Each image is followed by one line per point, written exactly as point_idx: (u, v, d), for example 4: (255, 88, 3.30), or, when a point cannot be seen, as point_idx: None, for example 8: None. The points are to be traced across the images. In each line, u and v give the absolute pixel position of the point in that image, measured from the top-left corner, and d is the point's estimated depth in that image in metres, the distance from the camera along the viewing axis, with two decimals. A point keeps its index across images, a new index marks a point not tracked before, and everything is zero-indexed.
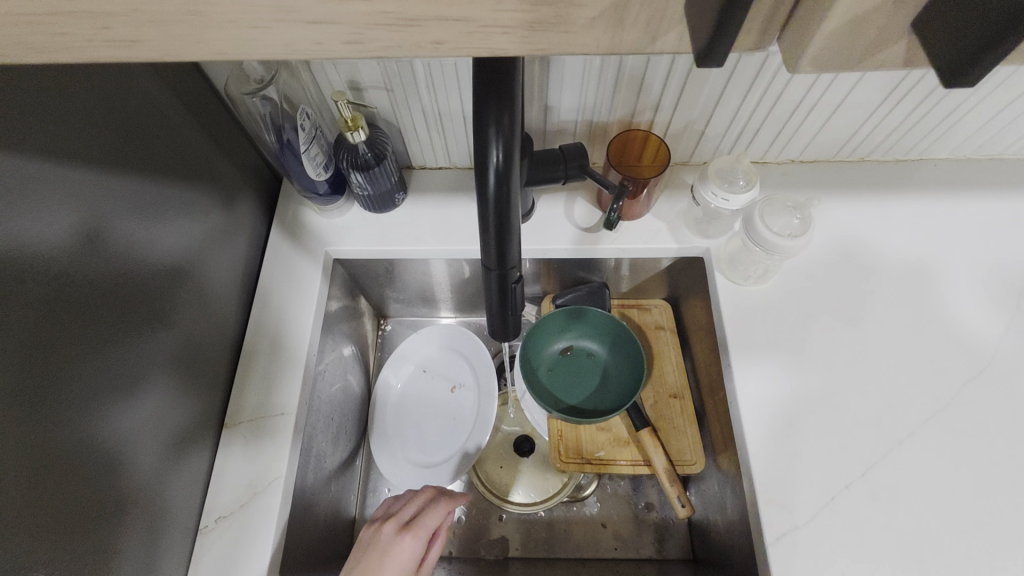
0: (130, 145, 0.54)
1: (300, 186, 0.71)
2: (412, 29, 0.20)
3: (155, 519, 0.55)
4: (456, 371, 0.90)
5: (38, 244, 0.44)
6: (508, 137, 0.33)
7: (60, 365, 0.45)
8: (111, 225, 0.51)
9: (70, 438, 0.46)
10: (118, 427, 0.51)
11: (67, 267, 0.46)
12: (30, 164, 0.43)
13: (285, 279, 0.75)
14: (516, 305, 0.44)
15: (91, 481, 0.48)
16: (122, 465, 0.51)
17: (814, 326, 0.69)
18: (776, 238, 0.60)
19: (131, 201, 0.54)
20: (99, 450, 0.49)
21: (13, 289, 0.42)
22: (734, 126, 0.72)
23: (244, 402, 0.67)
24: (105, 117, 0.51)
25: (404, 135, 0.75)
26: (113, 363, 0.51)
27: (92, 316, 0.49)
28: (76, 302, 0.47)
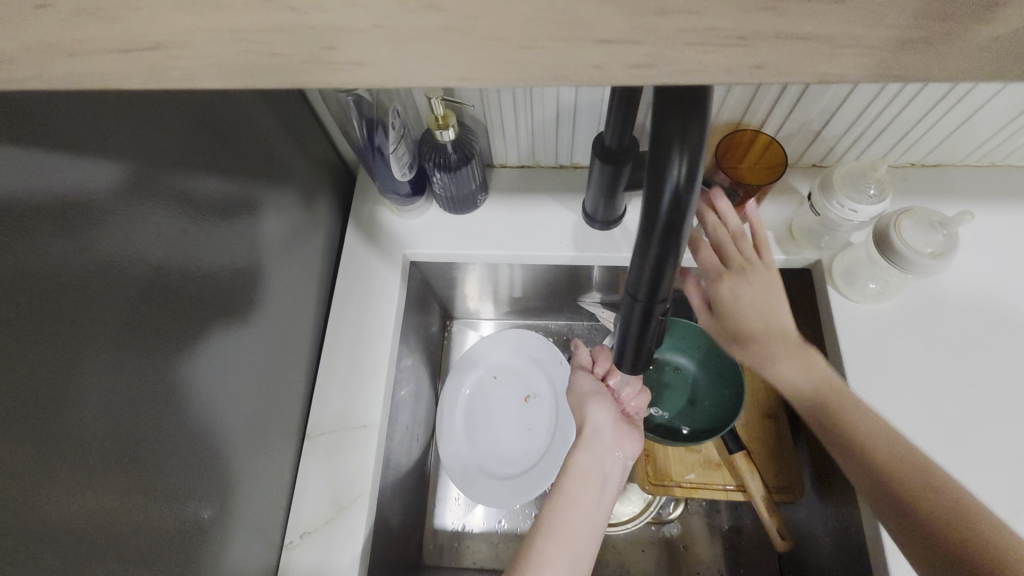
0: (217, 145, 0.52)
1: (381, 186, 0.68)
2: (738, 48, 0.17)
3: (242, 532, 0.53)
4: (529, 378, 0.86)
5: (141, 256, 0.42)
6: (695, 151, 0.28)
7: (151, 393, 0.42)
8: (201, 231, 0.49)
9: (162, 470, 0.43)
10: (210, 441, 0.49)
11: (157, 287, 0.43)
12: (118, 178, 0.40)
13: (363, 282, 0.72)
14: (658, 333, 0.39)
15: (185, 500, 0.46)
16: (209, 490, 0.49)
17: (941, 351, 0.62)
18: (916, 256, 0.54)
19: (219, 204, 0.52)
20: (187, 477, 0.46)
21: (106, 317, 0.38)
22: (856, 127, 0.64)
23: (323, 411, 0.64)
24: (185, 120, 0.48)
25: (489, 132, 0.70)
26: (198, 384, 0.48)
27: (186, 328, 0.47)
28: (173, 315, 0.45)
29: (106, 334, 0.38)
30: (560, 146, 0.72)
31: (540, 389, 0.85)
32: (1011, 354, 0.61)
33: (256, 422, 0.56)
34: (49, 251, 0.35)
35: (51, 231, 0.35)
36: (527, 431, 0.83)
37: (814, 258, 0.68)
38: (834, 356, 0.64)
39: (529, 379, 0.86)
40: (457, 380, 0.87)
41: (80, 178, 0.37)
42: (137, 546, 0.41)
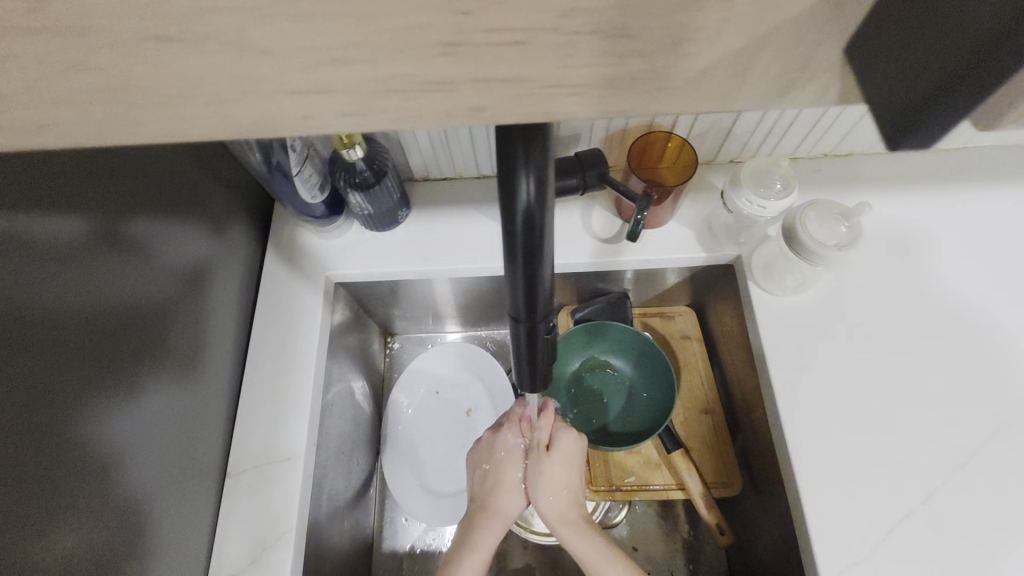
0: (110, 177, 0.49)
1: (293, 209, 0.65)
2: (443, 92, 0.16)
3: None
4: (471, 391, 0.85)
5: (9, 307, 0.39)
6: (540, 168, 0.27)
7: (41, 446, 0.40)
8: (92, 271, 0.46)
9: (65, 522, 0.41)
10: (112, 497, 0.46)
11: (46, 331, 0.41)
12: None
13: (285, 308, 0.69)
14: (550, 349, 0.38)
15: (82, 566, 0.43)
16: (125, 536, 0.47)
17: (859, 337, 0.63)
18: (820, 248, 0.55)
19: (117, 240, 0.49)
20: (95, 527, 0.44)
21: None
22: (765, 122, 0.65)
23: (246, 446, 0.61)
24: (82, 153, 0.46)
25: (405, 146, 0.69)
26: (109, 428, 0.46)
27: (78, 378, 0.43)
28: (59, 366, 0.42)
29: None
30: (480, 156, 0.71)
31: (483, 402, 0.84)
32: (922, 335, 0.63)
33: (181, 459, 0.54)
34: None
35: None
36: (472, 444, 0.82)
37: (734, 254, 0.69)
38: (759, 350, 0.65)
39: (472, 390, 0.85)
40: (399, 397, 0.84)
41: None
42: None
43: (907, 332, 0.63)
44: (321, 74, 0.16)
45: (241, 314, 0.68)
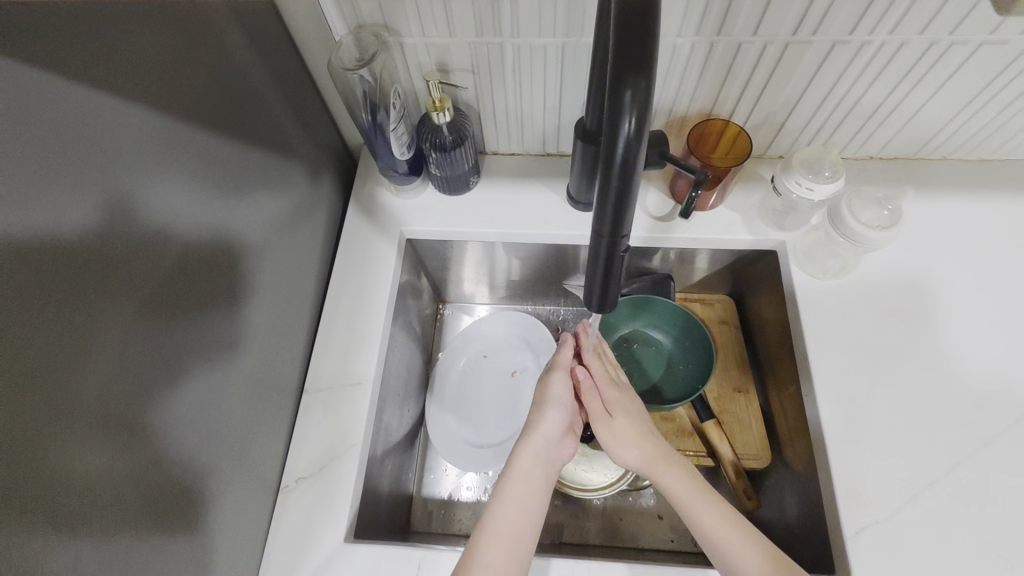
0: (230, 118, 0.57)
1: (381, 165, 0.73)
2: None
3: (239, 476, 0.58)
4: (516, 356, 0.91)
5: (154, 213, 0.46)
6: (642, 104, 0.34)
7: (165, 333, 0.47)
8: (207, 196, 0.54)
9: (160, 423, 0.47)
10: (207, 394, 0.53)
11: (162, 252, 0.47)
12: (139, 151, 0.44)
13: (362, 255, 0.77)
14: (619, 275, 0.45)
15: (182, 446, 0.50)
16: (201, 446, 0.52)
17: (893, 323, 0.67)
18: (863, 228, 0.60)
19: (226, 174, 0.57)
20: (182, 433, 0.50)
21: (119, 274, 0.42)
22: (817, 119, 0.71)
23: (321, 370, 0.69)
24: (202, 99, 0.52)
25: (483, 119, 0.76)
26: (196, 346, 0.51)
27: (189, 283, 0.51)
28: (179, 269, 0.49)
29: (121, 288, 0.42)
30: (548, 134, 0.78)
31: (528, 365, 0.90)
32: (956, 325, 0.67)
33: (249, 383, 0.60)
34: (74, 213, 0.38)
35: (76, 191, 0.39)
36: (514, 402, 0.88)
37: (779, 239, 0.73)
38: (797, 327, 0.70)
39: (518, 354, 0.91)
40: (451, 355, 0.92)
41: (101, 146, 0.41)
42: (133, 492, 0.44)
43: (940, 322, 0.67)
44: None
45: (315, 258, 0.76)
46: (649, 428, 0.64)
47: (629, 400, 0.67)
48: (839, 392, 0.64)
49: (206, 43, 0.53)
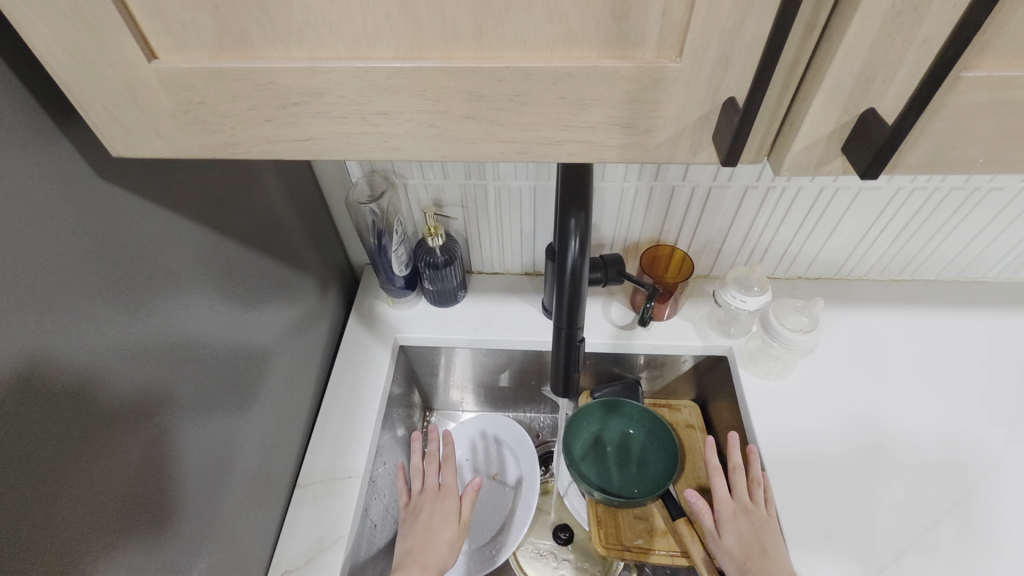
0: (259, 239, 0.69)
1: (382, 280, 0.85)
2: (511, 144, 0.32)
3: (229, 566, 0.60)
4: (494, 459, 0.95)
5: (190, 315, 0.55)
6: (582, 230, 0.47)
7: (182, 417, 0.54)
8: (232, 302, 0.63)
9: (160, 516, 0.51)
10: (209, 478, 0.58)
11: (186, 357, 0.55)
12: (181, 273, 0.54)
13: (358, 360, 0.86)
14: (577, 362, 0.54)
15: (182, 528, 0.54)
16: (196, 543, 0.55)
17: (833, 421, 0.76)
18: (788, 332, 0.71)
19: (250, 284, 0.67)
20: (179, 528, 0.53)
21: (147, 378, 0.49)
22: (747, 246, 0.85)
23: (314, 465, 0.74)
24: (237, 233, 0.64)
25: (470, 244, 0.90)
26: (200, 446, 0.57)
27: (209, 375, 0.59)
28: (202, 362, 0.57)
29: (155, 373, 0.50)
30: (525, 256, 0.92)
31: (507, 463, 0.94)
32: (886, 420, 0.75)
33: (248, 475, 0.65)
34: (134, 308, 0.48)
35: (130, 304, 0.47)
36: (495, 500, 0.91)
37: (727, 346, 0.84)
38: (749, 424, 0.77)
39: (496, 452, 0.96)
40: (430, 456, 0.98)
41: (153, 268, 0.50)
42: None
43: (872, 422, 0.75)
44: (466, 148, 0.33)
45: (314, 362, 0.84)
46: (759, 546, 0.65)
47: (756, 517, 0.68)
48: (790, 484, 0.70)
49: (247, 184, 0.66)
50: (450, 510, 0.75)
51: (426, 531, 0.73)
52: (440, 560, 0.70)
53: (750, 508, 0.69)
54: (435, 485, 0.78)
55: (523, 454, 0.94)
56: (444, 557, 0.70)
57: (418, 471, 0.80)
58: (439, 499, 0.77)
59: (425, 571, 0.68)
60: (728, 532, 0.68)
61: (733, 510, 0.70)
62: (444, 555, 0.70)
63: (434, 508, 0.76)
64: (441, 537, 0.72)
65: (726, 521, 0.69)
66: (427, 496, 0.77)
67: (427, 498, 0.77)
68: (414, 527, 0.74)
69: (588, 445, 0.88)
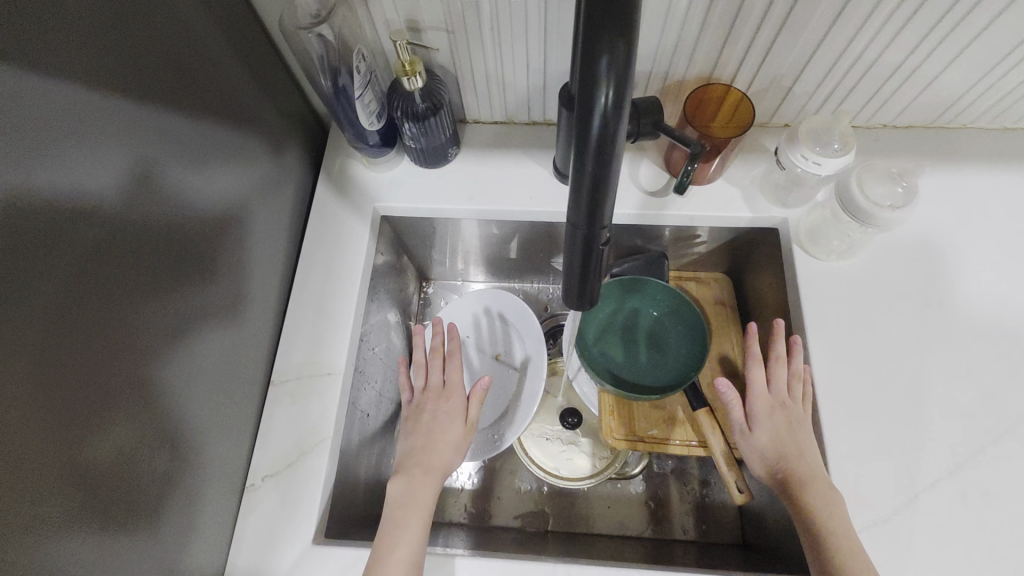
0: (181, 78, 0.50)
1: (349, 136, 0.67)
2: None
3: (204, 470, 0.54)
4: (496, 339, 0.87)
5: (99, 182, 0.41)
6: (620, 73, 0.29)
7: (117, 313, 0.43)
8: (163, 162, 0.48)
9: (119, 429, 0.43)
10: (169, 378, 0.49)
11: (113, 244, 0.42)
12: (77, 132, 0.39)
13: (331, 235, 0.72)
14: (600, 271, 0.39)
15: (144, 433, 0.46)
16: (162, 447, 0.48)
17: (902, 311, 0.63)
18: (874, 209, 0.55)
19: (184, 139, 0.51)
20: (145, 438, 0.46)
21: (49, 271, 0.37)
22: (828, 83, 0.64)
23: (289, 360, 0.65)
24: (154, 75, 0.47)
25: (461, 84, 0.70)
26: (157, 346, 0.47)
27: (146, 257, 0.46)
28: (133, 241, 0.44)
29: (59, 261, 0.38)
30: (533, 99, 0.71)
31: (511, 348, 0.86)
32: (967, 313, 0.62)
33: (216, 372, 0.56)
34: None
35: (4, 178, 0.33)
36: (496, 385, 0.84)
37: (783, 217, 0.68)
38: (797, 314, 0.65)
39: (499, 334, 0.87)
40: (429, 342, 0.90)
41: (27, 123, 0.35)
42: (91, 506, 0.41)
43: (951, 313, 0.62)
44: None
45: (282, 241, 0.70)
46: (791, 441, 0.58)
47: (791, 411, 0.60)
48: (839, 385, 0.60)
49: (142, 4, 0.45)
50: (455, 410, 0.67)
51: (429, 431, 0.66)
52: (445, 462, 0.64)
53: (784, 399, 0.61)
54: (438, 382, 0.70)
55: (529, 340, 0.84)
56: (448, 460, 0.64)
57: (421, 366, 0.72)
58: (442, 398, 0.69)
59: (427, 475, 0.62)
60: (755, 424, 0.60)
61: (763, 400, 0.62)
62: (448, 458, 0.64)
63: (437, 407, 0.68)
64: (446, 437, 0.65)
65: (759, 415, 0.61)
66: (430, 394, 0.70)
67: (429, 396, 0.70)
68: (416, 427, 0.67)
69: (605, 328, 0.77)
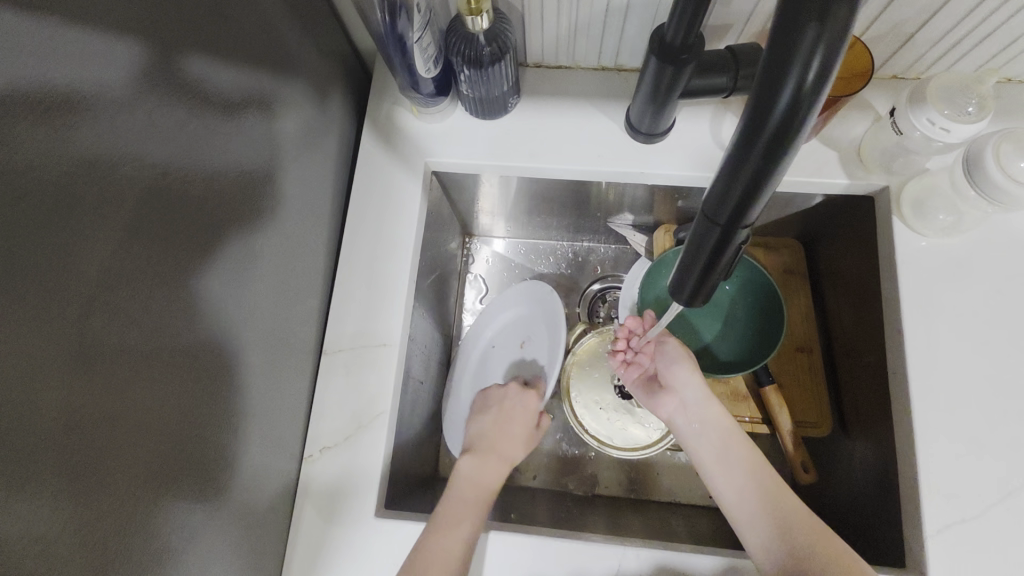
0: (213, 11, 0.44)
1: (401, 82, 0.60)
2: None
3: (257, 437, 0.53)
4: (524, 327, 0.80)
5: (131, 129, 0.36)
6: (832, 42, 0.22)
7: (159, 278, 0.39)
8: (198, 105, 0.43)
9: (175, 395, 0.42)
10: (215, 342, 0.46)
11: (158, 204, 0.39)
12: (114, 79, 0.35)
13: (380, 193, 0.66)
14: (723, 271, 0.34)
15: (193, 401, 0.44)
16: (211, 415, 0.46)
17: (1012, 294, 0.57)
18: (1010, 186, 0.48)
19: (219, 80, 0.46)
20: (200, 405, 0.45)
21: (83, 228, 0.33)
22: (961, 28, 0.55)
23: (341, 327, 0.62)
24: (189, 12, 0.41)
25: (526, 22, 0.62)
26: (207, 311, 0.45)
27: (186, 214, 0.42)
28: (171, 197, 0.40)
29: (94, 222, 0.34)
30: (606, 42, 0.63)
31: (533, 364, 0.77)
32: None
33: (262, 336, 0.53)
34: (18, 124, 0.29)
35: (35, 132, 0.30)
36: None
37: (882, 184, 0.61)
38: (889, 292, 0.59)
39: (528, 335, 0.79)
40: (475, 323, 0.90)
41: (57, 71, 0.31)
42: (144, 477, 0.39)
43: None
44: None
45: (327, 199, 0.65)
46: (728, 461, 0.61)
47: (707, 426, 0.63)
48: (935, 371, 0.55)
49: None
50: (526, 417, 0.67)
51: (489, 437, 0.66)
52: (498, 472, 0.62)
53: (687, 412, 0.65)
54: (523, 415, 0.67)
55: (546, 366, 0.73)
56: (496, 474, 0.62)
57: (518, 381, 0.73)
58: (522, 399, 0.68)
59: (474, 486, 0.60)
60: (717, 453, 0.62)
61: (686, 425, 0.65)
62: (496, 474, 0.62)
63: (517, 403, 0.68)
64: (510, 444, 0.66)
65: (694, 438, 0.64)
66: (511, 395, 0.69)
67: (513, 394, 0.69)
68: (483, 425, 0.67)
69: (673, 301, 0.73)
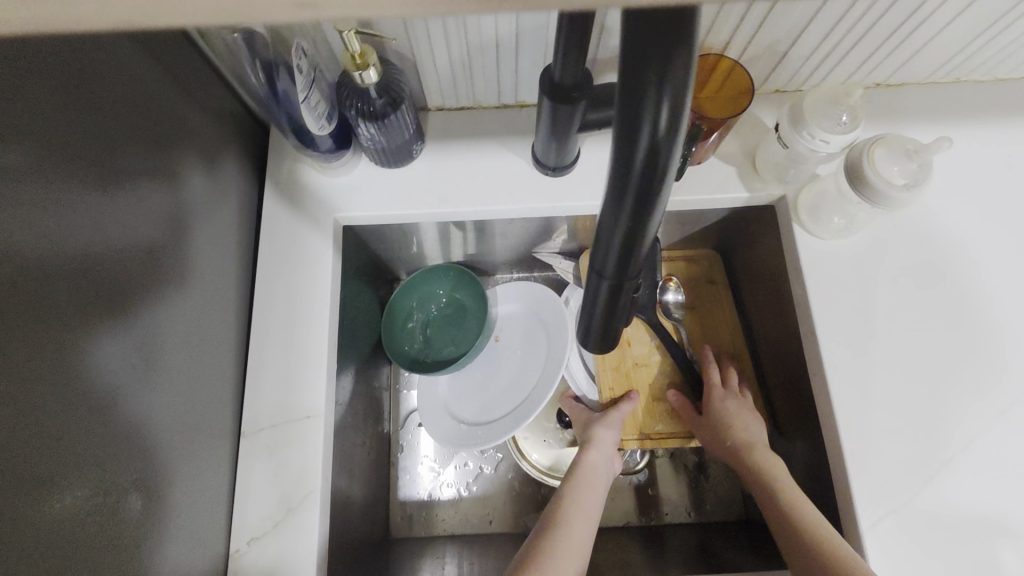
0: (69, 88, 0.41)
1: (297, 141, 0.58)
2: None
3: (178, 538, 0.48)
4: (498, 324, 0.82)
5: None
6: (678, 96, 0.22)
7: (29, 390, 0.35)
8: (64, 192, 0.39)
9: (63, 515, 0.37)
10: (113, 444, 0.42)
11: (12, 311, 0.35)
12: None
13: (289, 257, 0.63)
14: (625, 314, 0.34)
15: (92, 518, 0.39)
16: (118, 524, 0.42)
17: (907, 284, 0.60)
18: (889, 188, 0.51)
19: (88, 161, 0.42)
20: (104, 517, 0.40)
21: None
22: (826, 44, 0.59)
23: (259, 405, 0.58)
24: (36, 97, 0.38)
25: (420, 69, 0.61)
26: (101, 420, 0.41)
27: (58, 313, 0.38)
28: (33, 298, 0.36)
29: None
30: (503, 81, 0.64)
31: (535, 339, 0.78)
32: (970, 281, 0.60)
33: (175, 424, 0.49)
34: None
35: None
36: (515, 378, 0.76)
37: (779, 193, 0.64)
38: (800, 297, 0.62)
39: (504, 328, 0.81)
40: (409, 379, 0.88)
41: None
42: None
43: (956, 283, 0.60)
44: None
45: (236, 268, 0.61)
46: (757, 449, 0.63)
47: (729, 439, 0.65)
48: (852, 368, 0.58)
49: None
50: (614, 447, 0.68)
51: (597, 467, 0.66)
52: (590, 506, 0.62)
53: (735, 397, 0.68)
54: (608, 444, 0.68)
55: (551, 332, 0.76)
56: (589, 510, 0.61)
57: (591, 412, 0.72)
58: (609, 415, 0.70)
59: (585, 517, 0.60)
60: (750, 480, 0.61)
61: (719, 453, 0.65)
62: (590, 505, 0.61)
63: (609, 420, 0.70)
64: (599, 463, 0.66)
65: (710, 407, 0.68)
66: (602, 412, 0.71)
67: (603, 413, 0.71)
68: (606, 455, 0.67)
69: (408, 322, 0.82)
